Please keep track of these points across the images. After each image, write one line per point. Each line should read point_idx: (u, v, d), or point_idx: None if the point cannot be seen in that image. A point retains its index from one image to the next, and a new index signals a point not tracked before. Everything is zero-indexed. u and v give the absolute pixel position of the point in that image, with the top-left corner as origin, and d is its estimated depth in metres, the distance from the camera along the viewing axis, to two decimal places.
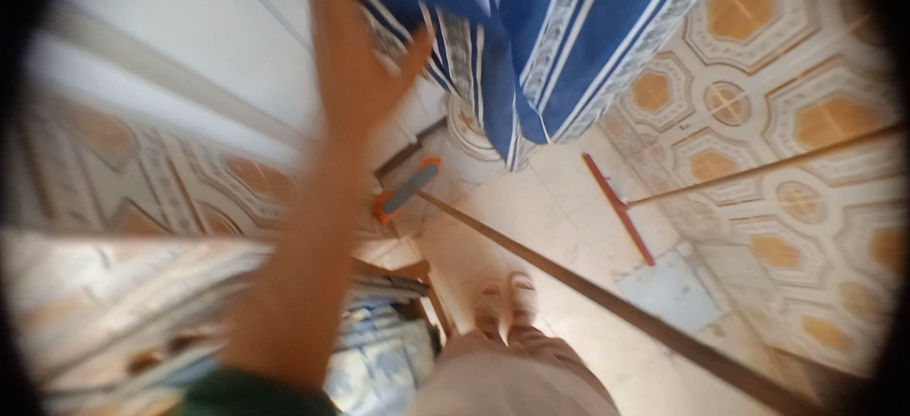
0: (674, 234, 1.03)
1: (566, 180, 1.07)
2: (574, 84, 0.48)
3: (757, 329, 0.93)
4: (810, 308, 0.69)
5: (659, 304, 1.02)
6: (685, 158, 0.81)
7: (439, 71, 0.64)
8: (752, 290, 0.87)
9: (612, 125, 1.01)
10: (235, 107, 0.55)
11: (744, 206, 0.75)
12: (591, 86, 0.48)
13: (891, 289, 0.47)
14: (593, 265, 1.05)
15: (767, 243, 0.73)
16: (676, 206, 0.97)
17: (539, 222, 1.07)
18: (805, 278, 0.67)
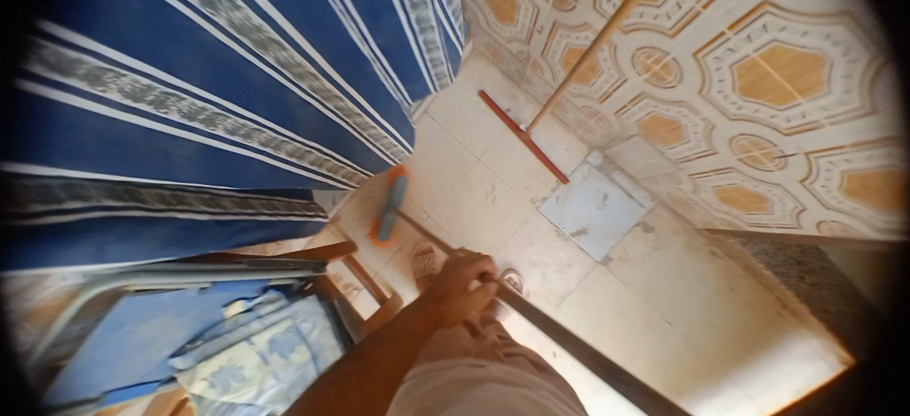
0: (581, 147, 0.99)
1: (468, 123, 1.04)
2: (398, 42, 0.57)
3: (684, 215, 0.88)
4: (714, 177, 0.65)
5: (583, 219, 0.99)
6: (555, 63, 0.74)
7: (350, 121, 0.62)
8: (662, 178, 0.82)
9: (494, 53, 0.95)
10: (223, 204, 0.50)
11: (618, 95, 0.68)
12: (405, 29, 0.55)
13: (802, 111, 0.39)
14: (514, 201, 1.03)
15: (652, 124, 0.67)
16: (573, 117, 0.92)
17: (453, 172, 1.06)
18: (694, 148, 0.62)
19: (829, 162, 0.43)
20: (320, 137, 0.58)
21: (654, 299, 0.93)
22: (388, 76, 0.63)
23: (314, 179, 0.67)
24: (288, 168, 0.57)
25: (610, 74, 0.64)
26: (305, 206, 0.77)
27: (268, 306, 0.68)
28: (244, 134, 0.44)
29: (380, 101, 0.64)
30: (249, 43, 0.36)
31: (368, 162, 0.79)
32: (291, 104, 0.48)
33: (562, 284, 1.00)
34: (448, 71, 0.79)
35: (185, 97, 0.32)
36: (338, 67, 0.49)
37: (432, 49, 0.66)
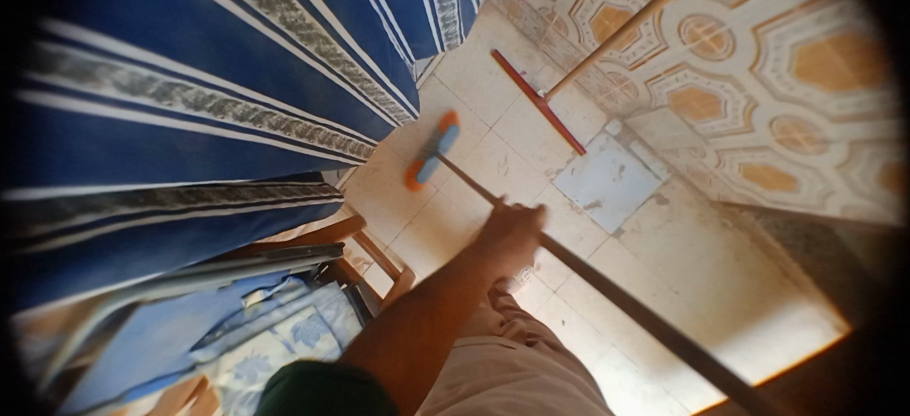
0: (600, 114, 0.95)
1: (481, 88, 0.97)
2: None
3: (701, 187, 0.92)
4: (746, 155, 0.63)
5: (596, 192, 0.99)
6: (584, 25, 0.67)
7: (359, 89, 0.56)
8: (685, 151, 0.82)
9: (512, 7, 0.84)
10: (241, 194, 0.47)
11: (652, 63, 0.62)
12: None
13: (864, 101, 0.37)
14: (527, 173, 1.01)
15: (687, 96, 0.63)
16: (595, 83, 0.86)
17: (464, 144, 1.01)
18: (729, 124, 0.60)
19: (873, 153, 0.41)
20: (331, 113, 0.53)
21: (659, 267, 0.99)
22: (396, 36, 0.57)
23: (327, 158, 0.63)
24: (301, 149, 0.52)
25: (648, 40, 0.58)
26: (320, 187, 0.76)
27: (287, 295, 0.73)
28: (252, 120, 0.39)
29: (388, 63, 0.59)
30: (253, 5, 0.30)
31: (375, 131, 0.74)
32: (298, 79, 0.43)
33: (571, 254, 1.03)
34: (460, 30, 0.70)
35: (188, 84, 0.29)
36: (347, 26, 0.43)
37: (446, 8, 0.59)
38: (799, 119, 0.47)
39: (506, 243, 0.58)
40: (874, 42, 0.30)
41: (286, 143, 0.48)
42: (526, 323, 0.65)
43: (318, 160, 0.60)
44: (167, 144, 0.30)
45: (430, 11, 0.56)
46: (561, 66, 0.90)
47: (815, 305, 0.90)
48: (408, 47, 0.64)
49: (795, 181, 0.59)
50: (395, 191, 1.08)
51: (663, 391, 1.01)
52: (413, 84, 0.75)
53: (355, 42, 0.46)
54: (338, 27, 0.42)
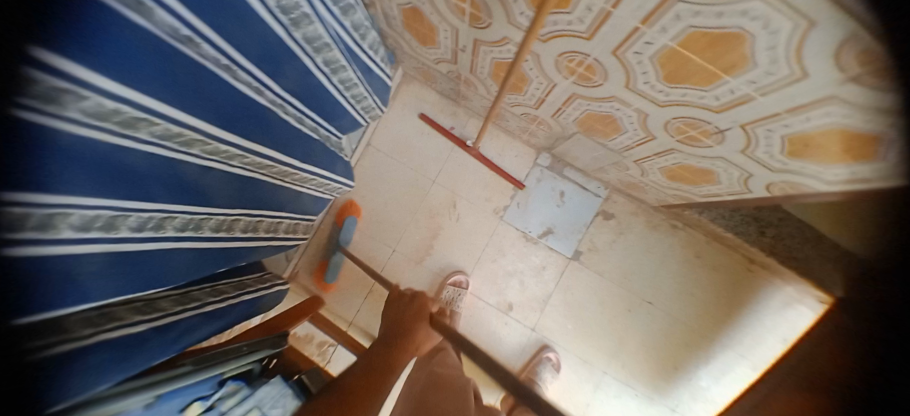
0: (529, 150, 1.01)
1: (415, 147, 1.00)
2: (308, 87, 0.51)
3: (637, 197, 0.97)
4: (659, 158, 0.69)
5: (546, 220, 1.01)
6: (487, 78, 0.74)
7: (270, 175, 0.54)
8: (610, 167, 0.88)
9: (426, 75, 0.93)
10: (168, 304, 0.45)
11: (552, 99, 0.69)
12: (312, 72, 0.49)
13: (732, 86, 0.41)
14: (477, 216, 1.02)
15: (590, 120, 0.69)
16: (515, 124, 0.93)
17: (410, 200, 1.00)
18: (633, 135, 0.66)
19: (768, 128, 0.45)
20: (247, 202, 0.51)
21: (627, 278, 0.99)
22: (306, 121, 0.56)
23: (249, 246, 0.58)
24: (221, 245, 0.50)
25: (540, 81, 0.65)
26: (260, 279, 0.71)
27: (227, 401, 0.52)
28: (154, 227, 0.37)
29: (302, 146, 0.57)
30: (114, 127, 0.28)
31: (305, 206, 0.71)
32: (198, 184, 0.40)
33: (540, 287, 1.00)
34: (376, 102, 0.75)
35: (71, 210, 0.27)
36: (239, 127, 0.41)
37: (351, 86, 0.62)
38: (690, 118, 0.52)
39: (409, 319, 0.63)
40: (722, 34, 0.33)
41: (198, 244, 0.46)
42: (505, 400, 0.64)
43: (237, 249, 0.56)
44: (70, 269, 0.30)
45: (335, 93, 0.58)
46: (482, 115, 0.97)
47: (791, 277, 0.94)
48: (329, 126, 0.65)
49: (707, 171, 0.65)
50: (346, 261, 0.98)
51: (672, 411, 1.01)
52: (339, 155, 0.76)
53: (255, 136, 0.44)
54: (227, 131, 0.39)
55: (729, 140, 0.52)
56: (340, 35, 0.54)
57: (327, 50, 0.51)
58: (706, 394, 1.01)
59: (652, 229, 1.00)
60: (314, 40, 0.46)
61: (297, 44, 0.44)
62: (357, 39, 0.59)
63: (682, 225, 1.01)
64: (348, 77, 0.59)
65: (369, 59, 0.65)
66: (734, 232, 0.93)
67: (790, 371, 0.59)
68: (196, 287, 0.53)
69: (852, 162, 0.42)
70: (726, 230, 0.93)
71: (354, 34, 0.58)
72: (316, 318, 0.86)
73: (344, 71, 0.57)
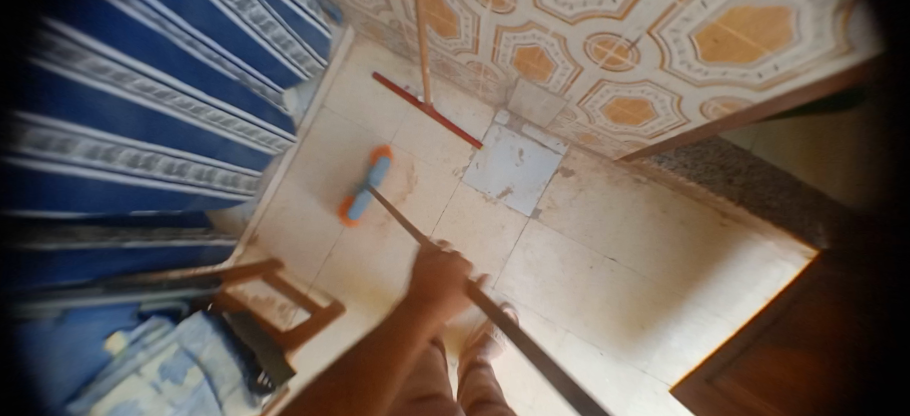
0: (486, 107, 1.00)
1: (371, 109, 1.00)
2: (223, 28, 0.55)
3: (596, 150, 0.95)
4: (596, 92, 0.67)
5: (505, 179, 1.00)
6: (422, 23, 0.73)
7: (193, 113, 0.60)
8: (561, 117, 0.86)
9: (374, 32, 0.92)
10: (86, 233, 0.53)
11: (484, 37, 0.67)
12: (225, 14, 0.54)
13: None
14: (436, 178, 1.01)
15: (524, 57, 0.67)
16: (467, 79, 0.92)
17: (367, 162, 1.00)
18: (564, 68, 0.64)
19: (673, 29, 0.39)
20: (158, 140, 0.56)
21: (590, 232, 0.99)
22: (224, 60, 0.60)
23: (169, 185, 0.63)
24: (141, 180, 0.57)
25: (465, 18, 0.64)
26: (200, 232, 0.82)
27: (152, 333, 0.66)
28: (101, 158, 0.48)
29: (217, 84, 0.61)
30: (70, 65, 0.38)
31: (235, 156, 0.76)
32: (130, 122, 0.50)
33: (499, 245, 0.99)
34: (308, 52, 0.80)
35: (30, 127, 0.38)
36: (150, 60, 0.47)
37: (268, 26, 0.64)
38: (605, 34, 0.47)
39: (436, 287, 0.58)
40: None
41: (127, 183, 0.55)
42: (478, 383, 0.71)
43: (157, 187, 0.61)
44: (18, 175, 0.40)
45: (250, 31, 0.60)
46: (436, 72, 0.96)
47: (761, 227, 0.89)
48: (257, 73, 0.70)
49: (641, 102, 0.63)
50: (306, 225, 1.00)
51: (641, 373, 0.97)
52: (273, 106, 0.81)
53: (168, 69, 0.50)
54: (135, 61, 0.45)
55: (643, 58, 0.49)
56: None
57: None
58: (679, 355, 0.96)
59: (614, 183, 0.98)
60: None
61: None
62: None
63: (647, 179, 0.97)
64: (268, 23, 0.63)
65: (296, 5, 0.69)
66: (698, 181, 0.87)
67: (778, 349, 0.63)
68: (126, 228, 0.63)
69: (765, 60, 0.36)
70: (693, 178, 0.88)
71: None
72: (269, 276, 0.89)
73: (263, 15, 0.61)
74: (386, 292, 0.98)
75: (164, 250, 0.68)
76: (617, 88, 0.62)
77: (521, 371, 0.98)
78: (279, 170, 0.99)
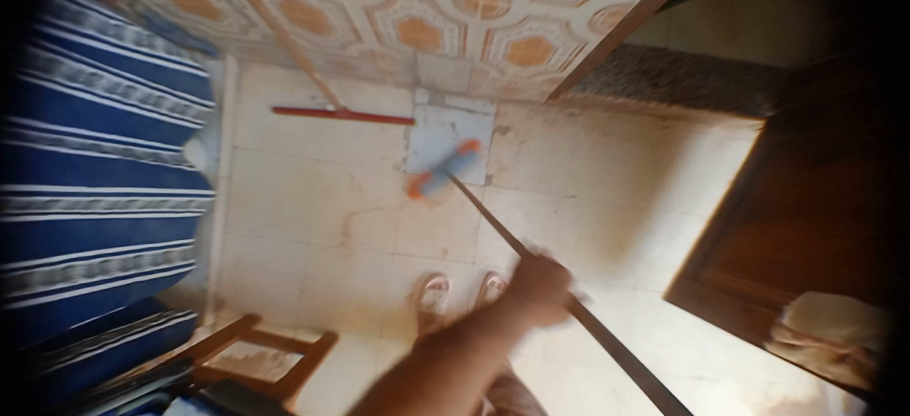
0: (402, 91, 0.95)
1: (286, 133, 0.95)
2: (81, 113, 0.49)
3: (521, 99, 0.94)
4: (494, 44, 0.64)
5: (448, 157, 0.98)
6: (293, 27, 0.67)
7: (87, 212, 0.54)
8: (474, 78, 0.83)
9: (256, 53, 0.85)
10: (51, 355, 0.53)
11: (358, 21, 0.62)
12: (81, 96, 0.48)
13: None
14: (379, 180, 0.97)
15: (408, 29, 0.62)
16: (369, 70, 0.87)
17: (304, 188, 0.96)
18: (450, 30, 0.61)
19: None
20: (59, 247, 0.51)
21: (545, 179, 0.99)
22: (98, 144, 0.54)
23: (91, 292, 0.58)
24: (66, 294, 0.53)
25: (329, 8, 0.58)
26: (153, 318, 0.76)
27: None
28: (9, 289, 0.45)
29: (99, 171, 0.55)
30: None
31: (154, 234, 0.71)
32: (23, 244, 0.45)
33: (465, 222, 0.98)
34: (189, 100, 0.73)
35: None
36: (16, 179, 0.42)
37: (128, 91, 0.57)
38: None
39: (538, 295, 0.41)
40: None
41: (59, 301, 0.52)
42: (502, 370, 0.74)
43: (82, 297, 0.57)
44: None
45: (109, 101, 0.54)
46: (339, 73, 0.90)
47: (693, 120, 0.93)
48: (142, 143, 0.64)
49: (538, 41, 0.60)
50: (268, 271, 0.96)
51: (632, 290, 1.03)
52: (172, 168, 0.73)
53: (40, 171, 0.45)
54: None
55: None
56: (89, 45, 0.48)
57: (91, 71, 0.49)
58: (660, 262, 1.02)
59: (549, 124, 0.98)
60: (39, 60, 0.41)
61: (23, 72, 0.40)
62: (114, 40, 0.53)
63: (580, 110, 0.97)
64: (129, 90, 0.57)
65: (155, 59, 0.62)
66: (625, 95, 0.84)
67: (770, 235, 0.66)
68: (73, 343, 0.58)
69: None
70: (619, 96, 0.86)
71: (106, 36, 0.51)
72: (247, 335, 0.84)
73: (123, 86, 0.56)
74: (373, 306, 0.98)
75: (123, 349, 0.63)
76: (510, 34, 0.59)
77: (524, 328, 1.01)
78: (215, 228, 0.93)
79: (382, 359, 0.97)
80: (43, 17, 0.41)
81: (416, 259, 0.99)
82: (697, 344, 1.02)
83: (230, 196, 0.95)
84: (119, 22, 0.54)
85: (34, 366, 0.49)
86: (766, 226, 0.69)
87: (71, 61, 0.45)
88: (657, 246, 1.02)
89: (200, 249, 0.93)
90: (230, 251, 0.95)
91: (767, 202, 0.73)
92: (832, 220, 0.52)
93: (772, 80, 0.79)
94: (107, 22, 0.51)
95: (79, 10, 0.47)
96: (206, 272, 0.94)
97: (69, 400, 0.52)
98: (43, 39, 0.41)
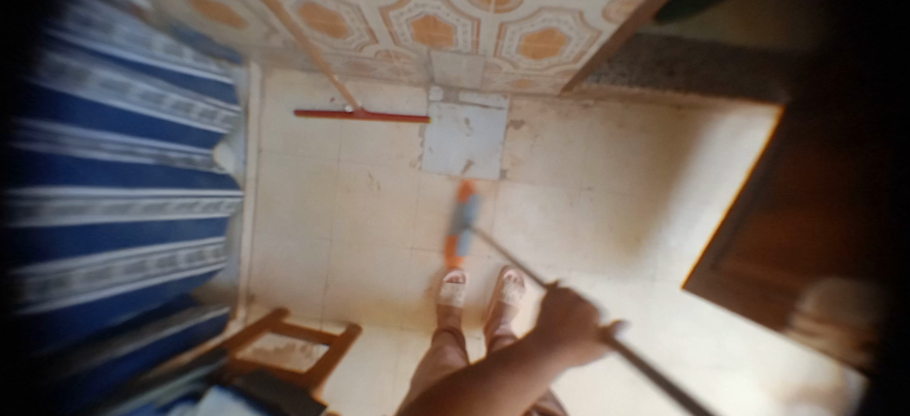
0: (417, 89, 0.97)
1: (306, 135, 0.99)
2: (118, 120, 0.55)
3: (534, 92, 0.94)
4: (508, 37, 0.64)
5: (462, 154, 0.99)
6: (312, 32, 0.70)
7: (123, 215, 0.59)
8: (486, 73, 0.84)
9: (277, 58, 0.89)
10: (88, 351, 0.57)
11: (374, 22, 0.64)
12: (116, 105, 0.54)
13: None
14: (396, 177, 0.99)
15: (423, 26, 0.64)
16: (383, 70, 0.89)
17: (325, 187, 1.00)
18: (463, 26, 0.62)
19: None
20: (98, 247, 0.56)
21: (561, 172, 0.99)
22: (132, 147, 0.60)
23: (129, 289, 0.64)
24: (101, 292, 0.58)
25: (347, 11, 0.60)
26: (192, 311, 0.82)
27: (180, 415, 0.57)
28: (53, 287, 0.50)
29: (130, 174, 0.59)
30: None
31: (187, 233, 0.75)
32: (63, 243, 0.50)
33: (482, 216, 1.00)
34: (217, 105, 0.78)
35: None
36: (62, 180, 0.47)
37: (160, 98, 0.62)
38: None
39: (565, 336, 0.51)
40: None
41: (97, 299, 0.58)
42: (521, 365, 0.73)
43: (117, 293, 0.62)
44: None
45: (141, 108, 0.59)
46: (354, 74, 0.94)
47: (712, 108, 0.91)
48: (174, 147, 0.70)
49: (551, 33, 0.60)
50: (292, 267, 1.01)
51: (653, 282, 1.01)
52: (200, 171, 0.78)
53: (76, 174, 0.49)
54: (44, 184, 0.45)
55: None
56: (121, 56, 0.53)
57: (125, 81, 0.54)
58: (681, 252, 0.99)
59: (563, 117, 0.97)
60: (71, 68, 0.46)
61: (57, 82, 0.44)
62: (144, 51, 0.58)
63: (594, 101, 0.96)
64: (163, 97, 0.62)
65: (183, 68, 0.67)
66: (641, 85, 0.83)
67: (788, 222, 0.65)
68: (115, 338, 0.64)
69: None
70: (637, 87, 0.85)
71: (137, 47, 0.56)
72: (276, 328, 0.88)
73: (156, 95, 0.61)
74: (392, 300, 1.00)
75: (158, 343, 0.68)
76: (523, 27, 0.59)
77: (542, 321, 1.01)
78: (244, 228, 0.98)
79: (404, 351, 1.00)
80: (74, 27, 0.46)
81: (433, 254, 1.00)
82: (723, 337, 1.00)
83: (256, 197, 0.99)
84: (148, 34, 0.58)
85: (46, 371, 0.50)
86: (784, 211, 0.68)
87: (107, 72, 0.50)
88: (678, 237, 0.99)
89: (231, 247, 0.96)
90: (258, 248, 1.01)
91: (783, 188, 0.71)
92: (847, 204, 0.52)
93: (787, 66, 0.77)
94: (136, 34, 0.56)
95: (113, 22, 0.51)
96: (236, 269, 0.98)
97: (107, 395, 0.57)
98: (75, 50, 0.46)
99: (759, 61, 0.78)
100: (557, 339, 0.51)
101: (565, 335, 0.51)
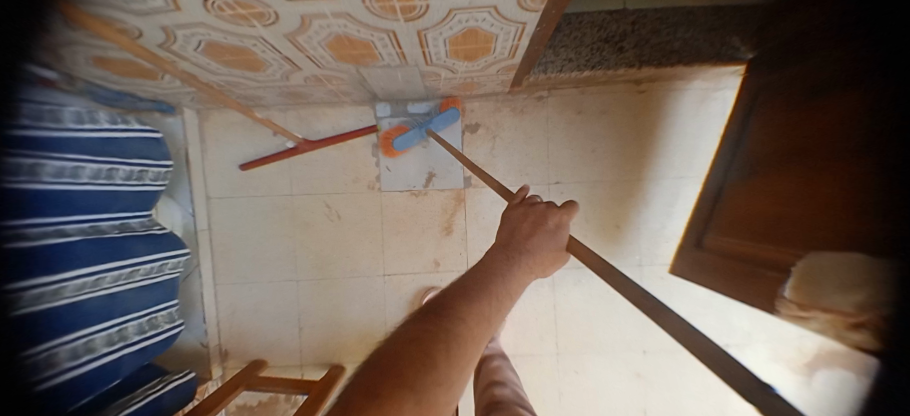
0: (361, 108, 0.93)
1: (255, 175, 0.94)
2: (35, 203, 0.51)
3: (483, 92, 0.89)
4: (432, 43, 0.59)
5: (421, 168, 0.94)
6: (227, 71, 0.65)
7: (57, 302, 0.55)
8: (426, 82, 0.79)
9: (208, 101, 0.84)
10: None
11: (287, 50, 0.59)
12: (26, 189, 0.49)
13: None
14: (355, 203, 0.95)
15: (341, 46, 0.59)
16: (319, 95, 0.85)
17: (285, 224, 0.95)
18: (381, 40, 0.57)
19: None
20: (35, 340, 0.51)
21: (526, 170, 0.94)
22: (61, 227, 0.55)
23: (82, 372, 0.59)
24: (51, 383, 0.53)
25: (252, 45, 0.55)
26: (154, 383, 0.76)
27: None
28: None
29: (58, 256, 0.54)
30: None
31: (134, 303, 0.71)
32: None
33: (452, 228, 0.95)
34: (145, 162, 0.73)
35: None
36: None
37: (77, 171, 0.58)
38: None
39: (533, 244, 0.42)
40: None
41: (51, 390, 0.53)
42: (509, 389, 0.68)
43: (71, 380, 0.57)
44: None
45: (59, 185, 0.55)
46: (292, 103, 0.89)
47: (668, 79, 0.87)
48: (105, 217, 0.65)
49: (474, 32, 0.56)
50: (264, 313, 0.96)
51: (641, 267, 0.96)
52: (137, 234, 0.73)
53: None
54: None
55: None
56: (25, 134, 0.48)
57: (30, 161, 0.49)
58: (665, 233, 0.95)
59: (518, 112, 0.93)
60: None
61: None
62: (52, 124, 0.53)
63: (548, 91, 0.92)
64: (76, 168, 0.57)
65: (99, 130, 0.62)
66: (591, 67, 0.78)
67: (774, 189, 0.59)
68: None
69: None
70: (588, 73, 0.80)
71: (42, 121, 0.51)
72: (251, 383, 0.83)
73: (68, 169, 0.55)
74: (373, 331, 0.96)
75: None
76: (442, 32, 0.55)
77: (532, 327, 0.97)
78: (204, 282, 0.95)
79: None
80: None
81: (408, 276, 0.96)
82: (722, 314, 0.95)
83: (214, 247, 0.95)
84: (54, 106, 0.53)
85: None
86: (765, 178, 0.62)
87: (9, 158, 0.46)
88: (657, 218, 0.95)
89: (192, 307, 0.95)
90: (225, 299, 0.96)
91: (763, 149, 0.66)
92: (835, 164, 0.46)
93: (745, 18, 0.73)
94: (40, 108, 0.51)
95: (11, 100, 0.47)
96: (203, 328, 0.95)
97: None
98: None
99: (708, 23, 0.74)
100: (523, 250, 0.41)
101: (533, 246, 0.42)
